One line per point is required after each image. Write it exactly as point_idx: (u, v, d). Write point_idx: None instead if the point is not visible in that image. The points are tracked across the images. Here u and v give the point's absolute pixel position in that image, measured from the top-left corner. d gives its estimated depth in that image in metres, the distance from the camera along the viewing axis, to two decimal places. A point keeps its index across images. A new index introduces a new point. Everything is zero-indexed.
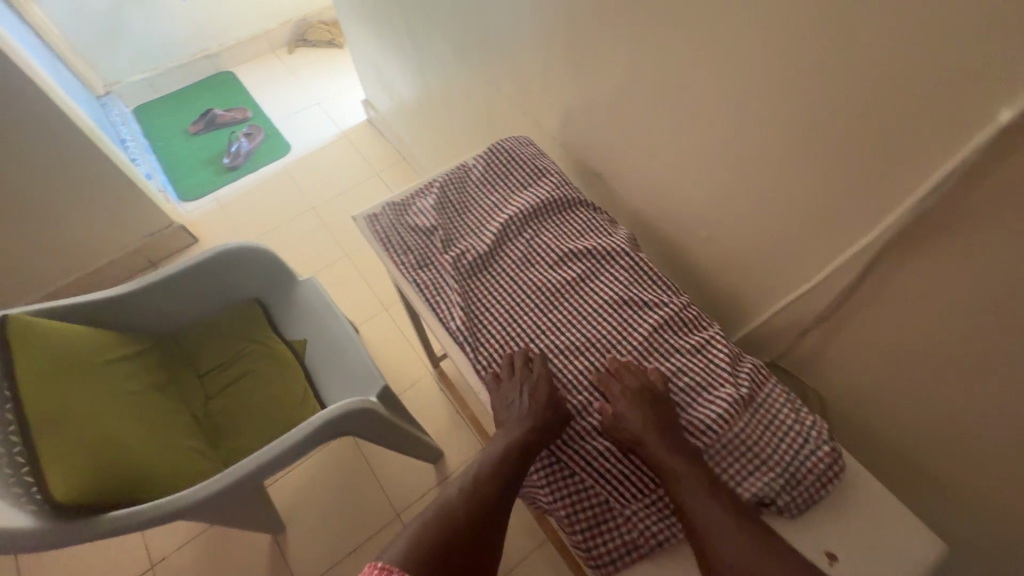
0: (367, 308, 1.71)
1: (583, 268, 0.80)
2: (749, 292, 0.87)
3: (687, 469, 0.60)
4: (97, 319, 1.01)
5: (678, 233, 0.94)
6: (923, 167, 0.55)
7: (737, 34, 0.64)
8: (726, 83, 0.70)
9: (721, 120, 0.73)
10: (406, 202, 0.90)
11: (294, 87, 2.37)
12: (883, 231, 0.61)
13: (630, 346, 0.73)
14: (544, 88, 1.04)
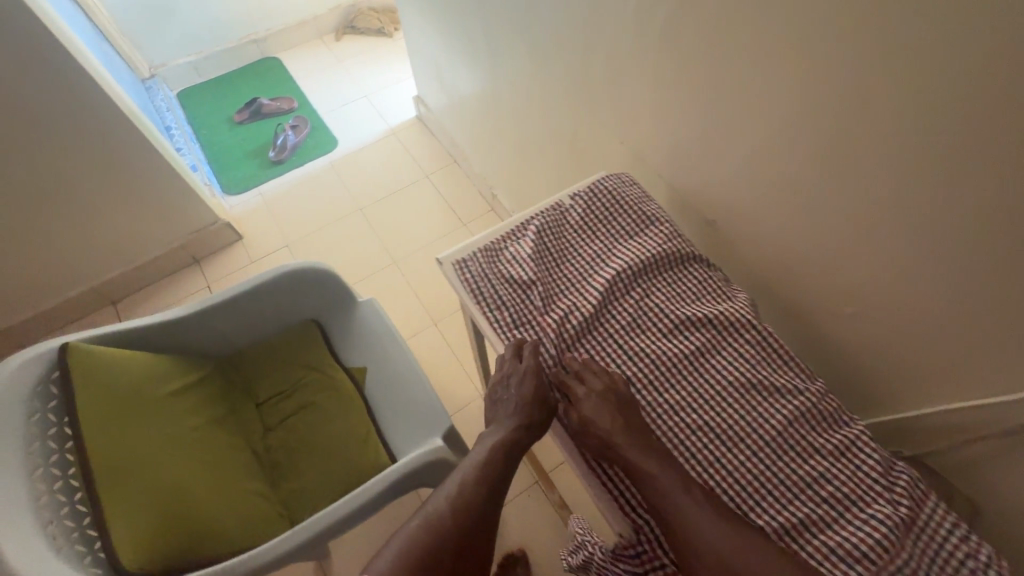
0: (415, 321, 1.64)
1: (703, 339, 0.71)
2: (879, 370, 0.78)
3: (659, 471, 0.59)
4: (155, 343, 0.96)
5: (796, 294, 0.85)
6: None
7: (944, 102, 0.54)
8: (905, 150, 0.60)
9: (891, 190, 0.63)
10: (498, 247, 0.81)
11: (341, 78, 2.29)
12: None
13: (762, 440, 0.65)
14: (648, 118, 0.94)
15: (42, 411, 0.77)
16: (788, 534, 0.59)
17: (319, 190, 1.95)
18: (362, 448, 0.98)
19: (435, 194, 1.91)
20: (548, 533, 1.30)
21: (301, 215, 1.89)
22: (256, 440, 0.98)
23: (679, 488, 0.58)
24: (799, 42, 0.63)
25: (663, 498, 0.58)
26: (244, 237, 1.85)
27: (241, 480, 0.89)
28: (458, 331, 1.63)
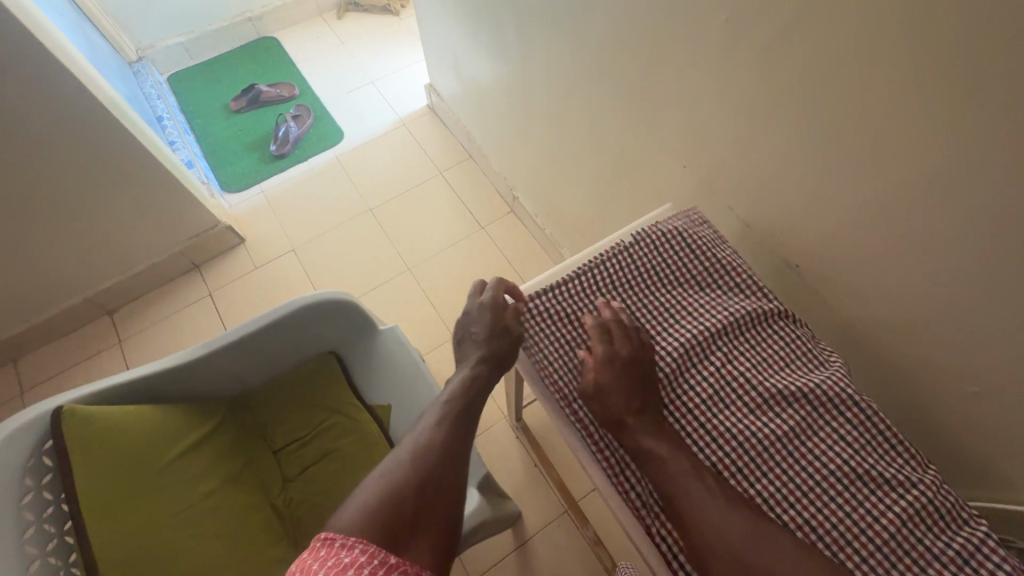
0: (435, 336, 1.54)
1: (798, 417, 0.62)
2: (983, 436, 0.70)
3: (670, 457, 0.57)
4: (160, 391, 0.87)
5: (886, 347, 0.76)
6: None
7: None
8: None
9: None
10: (559, 292, 0.72)
11: (345, 61, 2.12)
12: None
13: (866, 541, 0.56)
14: (719, 139, 0.82)
15: (36, 489, 0.69)
16: None
17: (325, 188, 1.81)
18: None
19: (451, 194, 1.78)
20: (581, 567, 1.24)
21: (308, 216, 1.76)
22: (276, 493, 0.90)
23: (691, 475, 0.55)
24: (959, 76, 0.52)
25: (673, 485, 0.56)
26: (248, 239, 1.73)
27: (264, 546, 0.81)
28: None
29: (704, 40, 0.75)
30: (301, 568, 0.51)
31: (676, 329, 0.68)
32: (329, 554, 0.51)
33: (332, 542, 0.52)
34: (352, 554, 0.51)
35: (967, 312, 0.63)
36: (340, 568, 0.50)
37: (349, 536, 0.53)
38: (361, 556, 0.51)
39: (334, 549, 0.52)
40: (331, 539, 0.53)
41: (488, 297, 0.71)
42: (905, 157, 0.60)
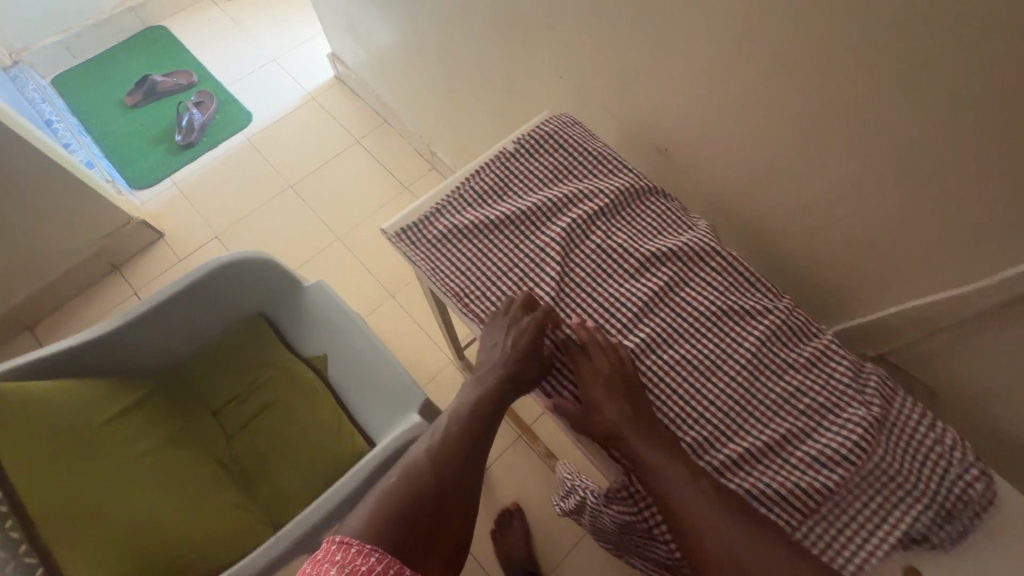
0: (373, 299, 1.56)
1: (670, 273, 0.70)
2: (836, 282, 0.79)
3: (668, 464, 0.56)
4: (82, 366, 0.87)
5: (757, 218, 0.82)
6: None
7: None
8: (856, 50, 0.57)
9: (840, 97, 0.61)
10: (449, 209, 0.76)
11: (242, 41, 2.05)
12: None
13: (736, 365, 0.64)
14: (586, 47, 0.86)
15: (16, 557, 0.64)
16: (771, 451, 0.60)
17: (241, 172, 1.78)
18: (338, 439, 0.94)
19: (371, 161, 1.78)
20: (539, 484, 1.32)
21: (226, 203, 1.72)
22: (220, 450, 0.92)
23: (687, 479, 0.55)
24: None
25: (666, 490, 0.55)
26: (167, 235, 1.68)
27: (213, 494, 0.83)
28: (418, 302, 1.56)
29: None
30: (315, 570, 0.56)
31: (560, 223, 0.73)
32: (344, 560, 0.56)
33: (348, 548, 0.57)
34: (367, 561, 0.55)
35: (806, 157, 0.69)
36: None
37: (365, 543, 0.57)
38: (378, 565, 0.55)
39: (349, 558, 0.56)
40: (349, 544, 0.57)
41: (392, 229, 0.75)
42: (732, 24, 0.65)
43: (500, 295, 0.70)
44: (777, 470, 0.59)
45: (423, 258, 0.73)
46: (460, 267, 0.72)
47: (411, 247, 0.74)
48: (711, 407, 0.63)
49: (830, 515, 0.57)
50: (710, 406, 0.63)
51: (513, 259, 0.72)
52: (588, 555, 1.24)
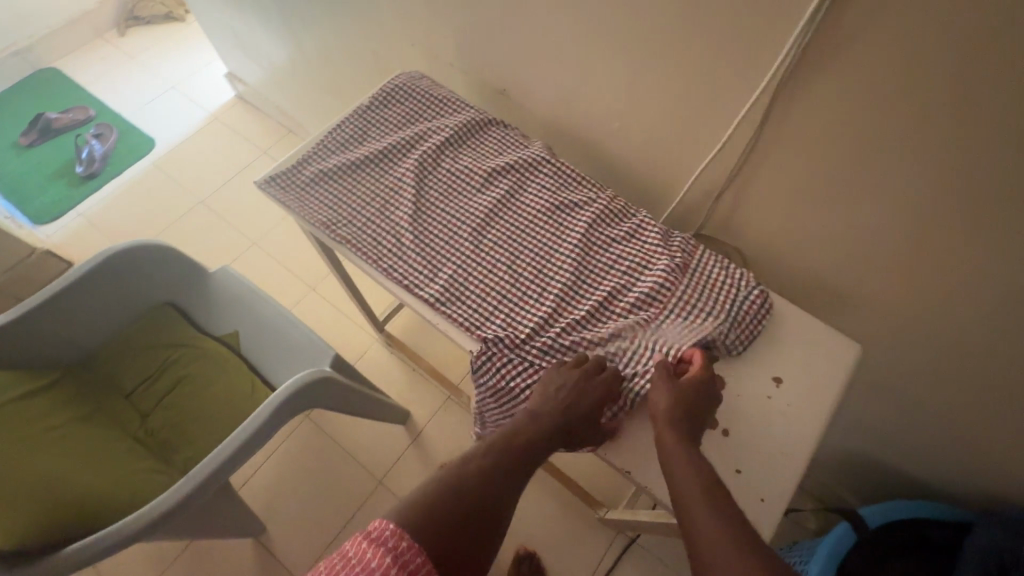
0: (294, 294, 1.62)
1: (509, 183, 0.80)
2: (654, 187, 0.91)
3: (683, 458, 0.54)
4: None
5: (587, 142, 0.94)
6: (778, 33, 0.60)
7: None
8: None
9: (604, 19, 0.74)
10: (314, 159, 0.84)
11: (139, 74, 2.09)
12: (760, 99, 0.66)
13: (569, 246, 0.74)
14: (425, 15, 0.98)
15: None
16: (602, 306, 0.69)
17: (149, 194, 1.80)
18: (252, 399, 1.00)
19: None
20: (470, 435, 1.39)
21: (136, 225, 1.74)
22: (135, 426, 0.96)
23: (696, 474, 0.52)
24: None
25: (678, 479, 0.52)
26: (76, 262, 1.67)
27: (126, 462, 0.89)
28: (336, 291, 1.62)
29: None
30: (359, 556, 0.44)
31: (414, 156, 0.82)
32: (395, 552, 0.45)
33: (403, 541, 0.46)
34: (417, 562, 0.45)
35: (600, 74, 0.82)
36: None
37: (413, 540, 0.47)
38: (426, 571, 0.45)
39: (401, 553, 0.45)
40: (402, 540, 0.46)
41: (260, 180, 0.82)
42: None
43: (366, 219, 0.78)
44: (608, 321, 0.69)
45: (297, 204, 0.80)
46: (327, 201, 0.79)
47: (284, 194, 0.81)
48: (552, 280, 0.72)
49: (652, 346, 0.67)
50: (552, 280, 0.72)
51: (375, 189, 0.80)
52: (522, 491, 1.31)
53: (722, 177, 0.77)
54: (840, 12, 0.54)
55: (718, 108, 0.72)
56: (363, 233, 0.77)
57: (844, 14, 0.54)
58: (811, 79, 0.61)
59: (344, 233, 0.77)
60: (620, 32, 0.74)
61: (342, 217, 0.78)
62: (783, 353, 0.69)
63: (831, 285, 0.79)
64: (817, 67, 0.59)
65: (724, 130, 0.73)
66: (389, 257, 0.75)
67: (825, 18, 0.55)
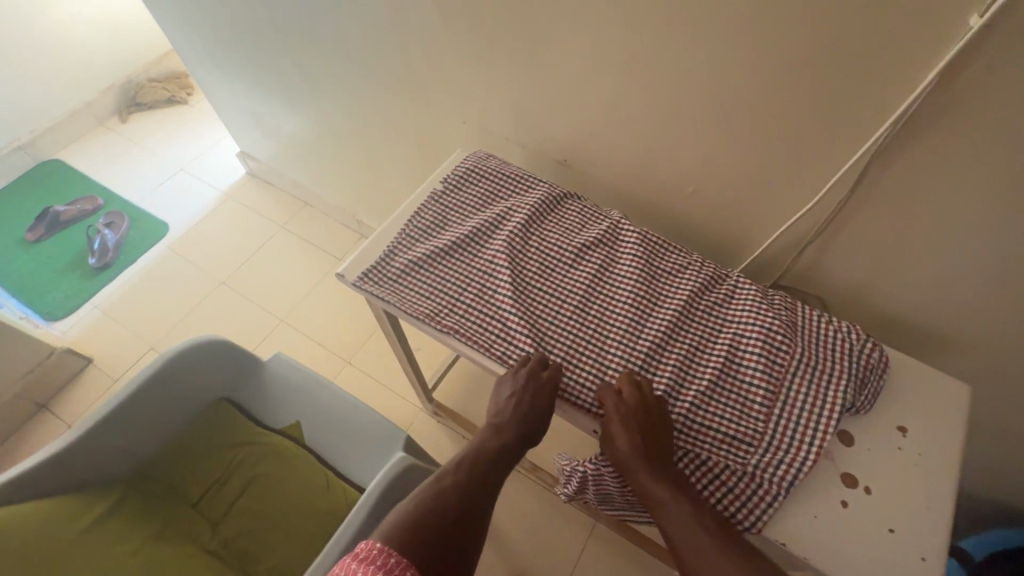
0: (331, 369, 1.58)
1: (600, 255, 0.82)
2: (726, 242, 0.93)
3: (672, 498, 0.60)
4: (55, 484, 0.85)
5: (654, 204, 0.97)
6: (875, 108, 0.64)
7: (685, 22, 0.69)
8: (679, 63, 0.74)
9: (682, 98, 0.78)
10: (401, 247, 0.84)
11: (145, 159, 2.08)
12: (855, 164, 0.69)
13: (671, 312, 0.76)
14: (480, 95, 1.01)
15: None
16: (722, 371, 0.71)
17: (168, 279, 1.76)
18: (327, 494, 0.95)
19: (300, 241, 1.84)
20: (535, 502, 1.33)
21: (157, 312, 1.69)
22: (208, 538, 0.91)
23: (688, 515, 0.59)
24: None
25: (676, 525, 0.59)
26: (96, 357, 1.60)
27: None
28: (375, 362, 1.59)
29: (433, 25, 0.95)
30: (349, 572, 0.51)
31: (500, 236, 0.83)
32: (386, 567, 0.51)
33: (390, 558, 0.53)
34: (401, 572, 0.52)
35: (673, 144, 0.85)
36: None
37: (400, 555, 0.54)
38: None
39: (390, 569, 0.51)
40: (389, 553, 0.53)
41: (348, 277, 0.82)
42: (584, 47, 0.81)
43: (466, 306, 0.77)
44: (733, 387, 0.70)
45: (394, 297, 0.79)
46: (423, 292, 0.79)
47: (377, 287, 0.80)
48: (666, 351, 0.73)
49: (785, 410, 0.68)
50: (668, 352, 0.73)
51: (468, 274, 0.80)
52: (598, 557, 1.26)
53: (811, 231, 0.80)
54: (944, 90, 0.58)
55: (804, 170, 0.75)
56: (467, 320, 0.76)
57: (948, 92, 0.58)
58: (910, 147, 0.64)
59: (447, 322, 0.76)
60: (700, 106, 0.77)
61: (442, 307, 0.77)
62: (903, 406, 0.70)
63: (923, 326, 0.81)
64: (917, 137, 0.63)
65: (816, 190, 0.76)
66: (499, 342, 0.74)
67: (929, 95, 0.59)
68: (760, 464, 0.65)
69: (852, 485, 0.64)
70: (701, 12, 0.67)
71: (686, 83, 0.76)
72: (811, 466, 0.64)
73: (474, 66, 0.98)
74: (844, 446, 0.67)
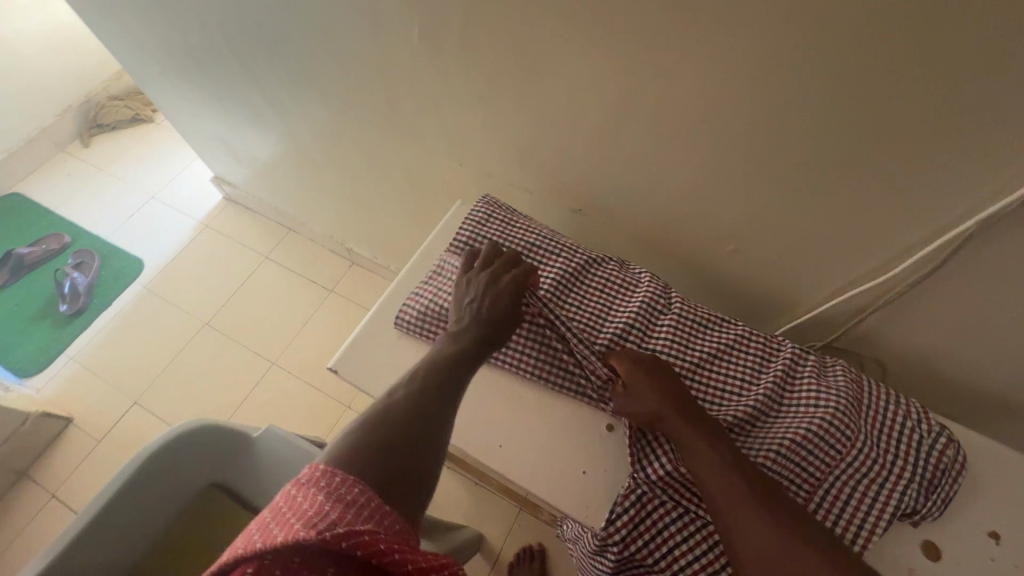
0: (329, 415, 1.47)
1: (644, 318, 0.75)
2: (769, 299, 0.83)
3: (714, 456, 0.59)
4: None
5: (685, 257, 0.86)
6: (981, 175, 0.55)
7: (745, 72, 0.58)
8: (733, 114, 0.63)
9: (733, 152, 0.67)
10: (435, 284, 0.81)
11: (111, 187, 1.93)
12: (948, 234, 0.60)
13: (715, 387, 0.70)
14: (482, 137, 0.89)
15: None
16: (779, 458, 0.63)
17: (146, 323, 1.64)
18: None
19: (285, 273, 1.71)
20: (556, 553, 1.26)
21: (138, 360, 1.57)
22: None
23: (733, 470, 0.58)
24: (615, 41, 0.63)
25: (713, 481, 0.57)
26: (76, 415, 1.49)
27: None
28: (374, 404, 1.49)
29: (428, 61, 0.82)
30: (288, 500, 0.42)
31: None
32: (329, 487, 0.43)
33: (334, 477, 0.44)
34: (354, 492, 0.43)
35: (715, 199, 0.74)
36: (322, 505, 0.41)
37: (349, 475, 0.45)
38: (362, 497, 0.43)
39: (336, 487, 0.43)
40: (333, 474, 0.44)
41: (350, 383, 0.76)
42: (615, 91, 0.68)
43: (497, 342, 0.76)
44: (788, 471, 0.63)
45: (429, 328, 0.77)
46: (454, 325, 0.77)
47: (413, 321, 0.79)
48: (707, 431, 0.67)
49: (827, 498, 0.62)
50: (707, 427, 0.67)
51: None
52: None
53: (886, 295, 0.70)
54: None
55: (877, 233, 0.65)
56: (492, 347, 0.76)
57: None
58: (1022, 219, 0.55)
59: None
60: (757, 159, 0.66)
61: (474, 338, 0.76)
62: (992, 502, 0.63)
63: (997, 396, 0.72)
64: None
65: (899, 251, 0.66)
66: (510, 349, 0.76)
67: None
68: None
69: None
70: (772, 59, 0.56)
71: (744, 135, 0.64)
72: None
73: (473, 107, 0.85)
74: (929, 561, 0.61)
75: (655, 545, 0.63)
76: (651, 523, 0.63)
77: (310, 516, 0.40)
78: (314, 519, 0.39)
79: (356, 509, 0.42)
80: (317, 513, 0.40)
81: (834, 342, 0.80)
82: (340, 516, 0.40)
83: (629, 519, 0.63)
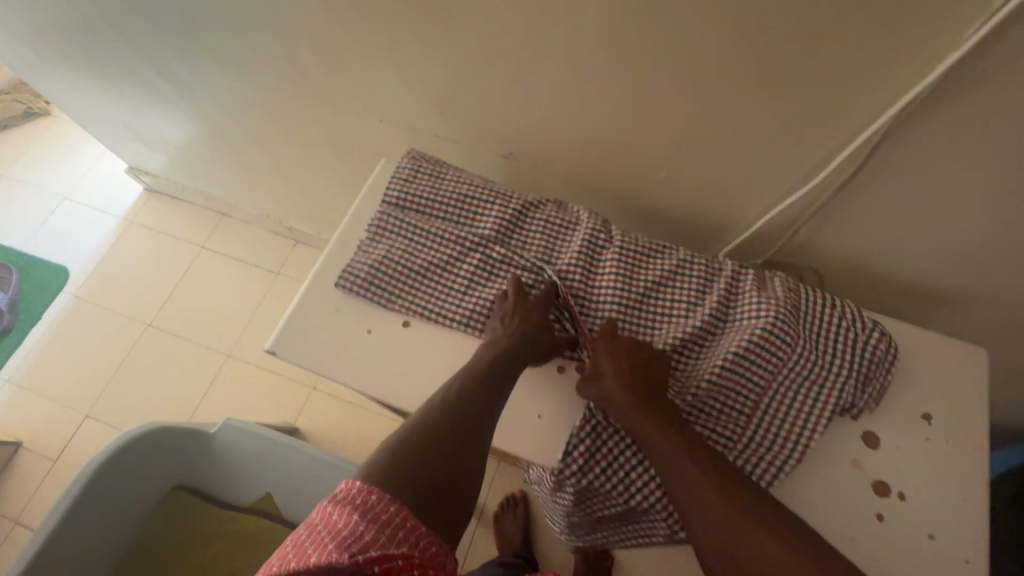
0: (295, 399, 1.44)
1: (591, 255, 0.74)
2: (707, 223, 0.83)
3: None
4: None
5: (622, 192, 0.84)
6: (891, 74, 0.54)
7: None
8: (645, 37, 0.59)
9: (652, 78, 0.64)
10: (376, 249, 0.77)
11: (15, 193, 1.76)
12: (864, 137, 0.60)
13: (663, 314, 0.70)
14: (396, 90, 0.83)
15: None
16: (725, 373, 0.64)
17: (83, 333, 1.54)
18: None
19: (226, 261, 1.62)
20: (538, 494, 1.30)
21: (81, 373, 1.49)
22: None
23: None
24: None
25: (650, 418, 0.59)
26: (25, 439, 1.41)
27: None
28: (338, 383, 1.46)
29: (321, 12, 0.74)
30: (329, 517, 0.50)
31: (462, 256, 0.75)
32: (366, 507, 0.50)
33: (371, 496, 0.51)
34: (388, 510, 0.50)
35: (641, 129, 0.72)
36: (357, 525, 0.49)
37: (383, 493, 0.52)
38: (396, 516, 0.50)
39: (370, 506, 0.50)
40: (369, 494, 0.51)
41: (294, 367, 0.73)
42: (522, 23, 0.63)
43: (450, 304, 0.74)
44: (734, 384, 0.65)
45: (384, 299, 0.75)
46: (408, 292, 0.75)
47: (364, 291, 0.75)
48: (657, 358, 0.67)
49: (772, 405, 0.64)
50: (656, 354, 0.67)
51: (420, 302, 0.74)
52: None
53: (814, 204, 0.71)
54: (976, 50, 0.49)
55: (800, 144, 0.65)
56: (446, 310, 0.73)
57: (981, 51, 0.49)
58: (929, 114, 0.56)
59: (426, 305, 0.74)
60: (676, 82, 0.63)
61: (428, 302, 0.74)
62: (921, 386, 0.67)
63: (922, 286, 0.76)
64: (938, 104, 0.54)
65: (822, 159, 0.66)
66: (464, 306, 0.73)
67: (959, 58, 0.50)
68: (741, 457, 0.64)
69: (885, 493, 0.62)
70: None
71: (658, 58, 0.61)
72: (795, 466, 0.63)
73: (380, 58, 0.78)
74: (869, 448, 0.65)
75: (611, 471, 0.64)
76: (607, 451, 0.65)
77: (346, 537, 0.47)
78: (348, 540, 0.47)
79: (389, 529, 0.49)
80: (353, 534, 0.48)
81: (772, 256, 0.82)
82: (374, 536, 0.48)
83: (586, 448, 0.64)
